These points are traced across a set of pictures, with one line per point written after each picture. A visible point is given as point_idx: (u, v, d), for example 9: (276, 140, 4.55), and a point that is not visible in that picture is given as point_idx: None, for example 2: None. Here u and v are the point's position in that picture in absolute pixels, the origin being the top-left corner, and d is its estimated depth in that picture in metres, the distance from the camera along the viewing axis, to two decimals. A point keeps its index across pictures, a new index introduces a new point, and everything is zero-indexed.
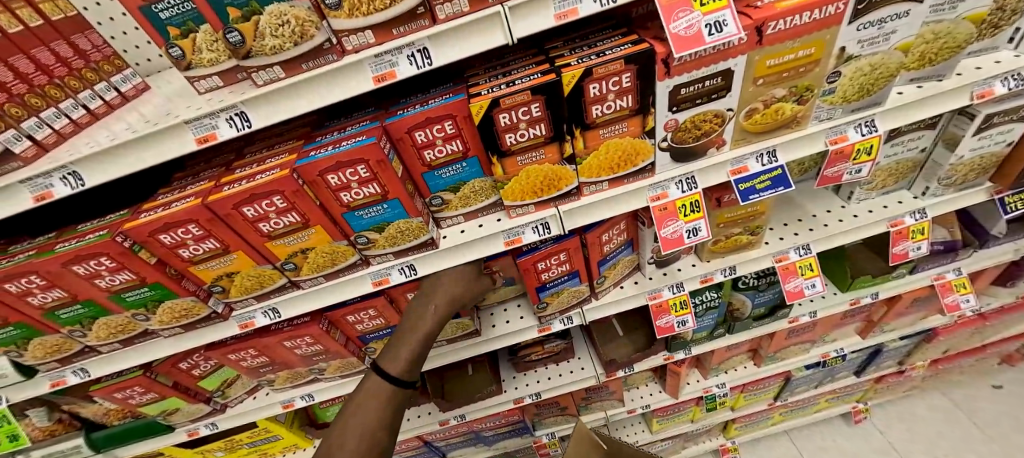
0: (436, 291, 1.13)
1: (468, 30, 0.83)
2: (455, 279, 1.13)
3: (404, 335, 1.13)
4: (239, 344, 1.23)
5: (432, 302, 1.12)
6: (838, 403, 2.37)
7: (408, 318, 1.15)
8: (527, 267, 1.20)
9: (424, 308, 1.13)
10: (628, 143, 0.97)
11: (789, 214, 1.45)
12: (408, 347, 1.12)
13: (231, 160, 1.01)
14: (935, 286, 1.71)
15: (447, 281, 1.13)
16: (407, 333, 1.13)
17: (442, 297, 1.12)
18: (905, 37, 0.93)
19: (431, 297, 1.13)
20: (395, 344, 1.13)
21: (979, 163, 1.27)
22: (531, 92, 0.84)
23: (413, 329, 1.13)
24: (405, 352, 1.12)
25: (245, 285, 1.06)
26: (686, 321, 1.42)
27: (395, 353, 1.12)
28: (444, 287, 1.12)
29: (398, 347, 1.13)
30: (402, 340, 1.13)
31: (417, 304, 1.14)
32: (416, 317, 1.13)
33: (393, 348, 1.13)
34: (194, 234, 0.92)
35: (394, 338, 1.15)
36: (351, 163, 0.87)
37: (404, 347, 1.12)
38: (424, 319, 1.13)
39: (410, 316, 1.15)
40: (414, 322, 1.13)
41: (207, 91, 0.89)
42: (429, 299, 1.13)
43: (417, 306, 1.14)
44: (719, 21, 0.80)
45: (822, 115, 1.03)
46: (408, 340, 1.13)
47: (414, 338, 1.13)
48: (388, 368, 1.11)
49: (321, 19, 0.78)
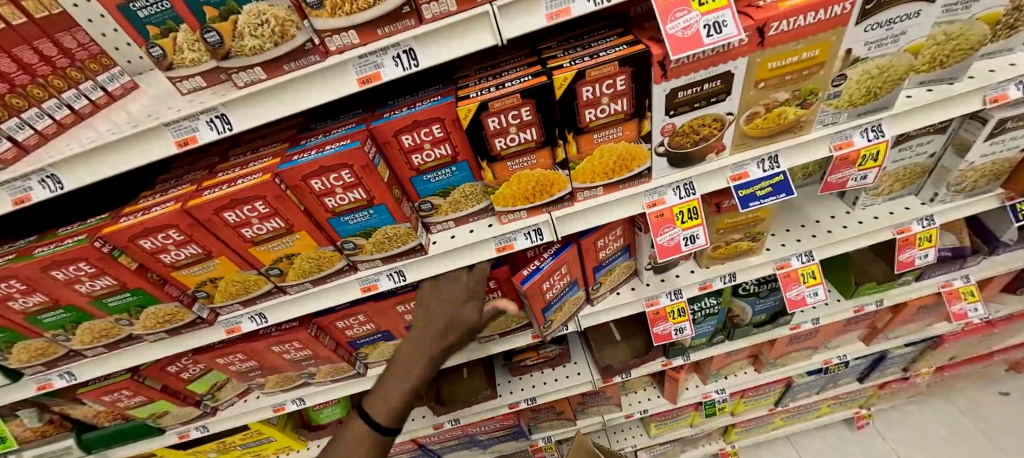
0: (434, 332, 1.03)
1: (455, 30, 0.79)
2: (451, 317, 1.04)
3: (394, 378, 1.04)
4: (227, 348, 1.21)
5: (428, 344, 1.03)
6: (841, 409, 2.32)
7: (398, 362, 1.05)
8: (532, 292, 1.11)
9: (420, 349, 1.03)
10: (623, 148, 0.94)
11: (791, 219, 1.41)
12: (401, 391, 1.04)
13: (214, 163, 0.98)
14: (942, 293, 1.67)
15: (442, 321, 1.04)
16: (396, 376, 1.04)
17: (440, 340, 1.03)
18: (915, 39, 0.88)
19: (427, 340, 1.03)
20: (382, 388, 1.05)
21: (990, 168, 1.23)
22: (521, 95, 0.81)
23: (404, 372, 1.04)
24: (395, 396, 1.04)
25: (230, 290, 1.03)
26: (684, 329, 1.39)
27: (385, 396, 1.04)
28: (443, 330, 1.03)
29: (388, 389, 1.04)
30: (392, 381, 1.05)
31: (410, 346, 1.03)
32: (408, 358, 1.03)
33: (381, 390, 1.05)
34: (174, 239, 0.90)
35: (383, 379, 1.06)
36: (335, 168, 0.85)
37: (395, 390, 1.04)
38: (417, 362, 1.03)
39: (401, 356, 1.05)
40: (406, 367, 1.04)
41: (190, 92, 0.86)
42: (425, 340, 1.03)
43: (408, 348, 1.04)
44: (718, 22, 0.76)
45: (826, 119, 0.99)
46: (398, 382, 1.04)
47: (405, 381, 1.04)
48: (379, 412, 1.04)
49: (302, 18, 0.75)
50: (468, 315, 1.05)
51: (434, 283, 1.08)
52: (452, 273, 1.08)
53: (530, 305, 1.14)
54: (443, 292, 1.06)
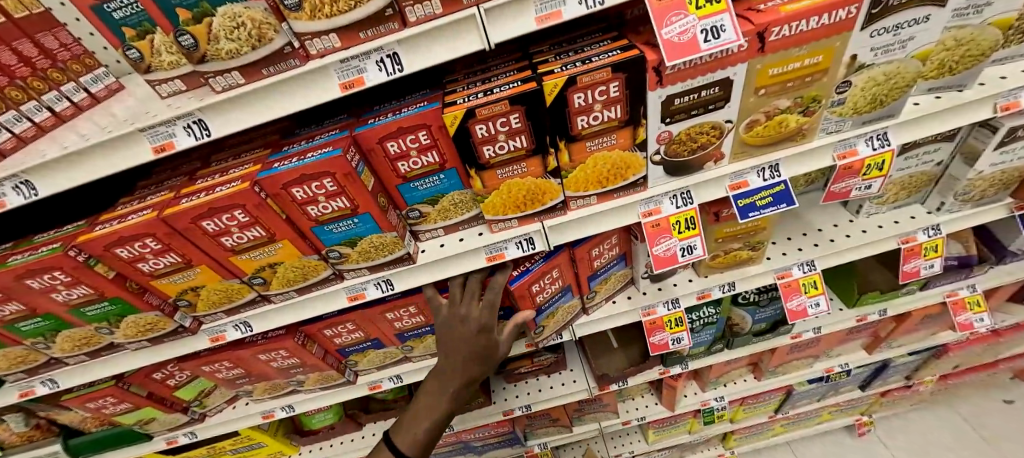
0: (451, 370, 1.06)
1: (441, 34, 0.76)
2: (466, 356, 1.05)
3: (419, 412, 1.11)
4: (212, 355, 1.18)
5: (448, 383, 1.07)
6: (841, 416, 2.28)
7: (423, 396, 1.11)
8: (520, 292, 1.09)
9: (442, 384, 1.08)
10: (617, 156, 0.90)
11: (793, 227, 1.38)
12: (423, 425, 1.10)
13: (196, 169, 0.95)
14: (948, 303, 1.63)
15: (457, 359, 1.05)
16: (421, 410, 1.11)
17: (457, 378, 1.06)
18: (923, 45, 0.84)
19: (446, 378, 1.07)
20: (409, 419, 1.12)
21: (1000, 177, 1.19)
22: (509, 102, 0.78)
23: (428, 407, 1.10)
24: (419, 428, 1.10)
25: (212, 299, 1.01)
26: (681, 339, 1.35)
27: (410, 428, 1.11)
28: (459, 369, 1.06)
29: (413, 420, 1.11)
30: (417, 416, 1.11)
31: (434, 383, 1.09)
32: (432, 394, 1.09)
33: (408, 421, 1.12)
34: (152, 247, 0.87)
35: (410, 410, 1.13)
36: (317, 176, 0.81)
37: (420, 423, 1.10)
38: (440, 400, 1.09)
39: (425, 392, 1.10)
40: (429, 403, 1.09)
41: (169, 96, 0.83)
42: (445, 379, 1.07)
43: (432, 383, 1.09)
44: (716, 26, 0.72)
45: (829, 127, 0.95)
46: (422, 418, 1.10)
47: (428, 416, 1.10)
48: (403, 444, 1.11)
49: (280, 21, 0.72)
50: (485, 353, 1.07)
51: (448, 314, 1.06)
52: (468, 306, 1.06)
53: (519, 305, 1.12)
54: (456, 326, 1.05)
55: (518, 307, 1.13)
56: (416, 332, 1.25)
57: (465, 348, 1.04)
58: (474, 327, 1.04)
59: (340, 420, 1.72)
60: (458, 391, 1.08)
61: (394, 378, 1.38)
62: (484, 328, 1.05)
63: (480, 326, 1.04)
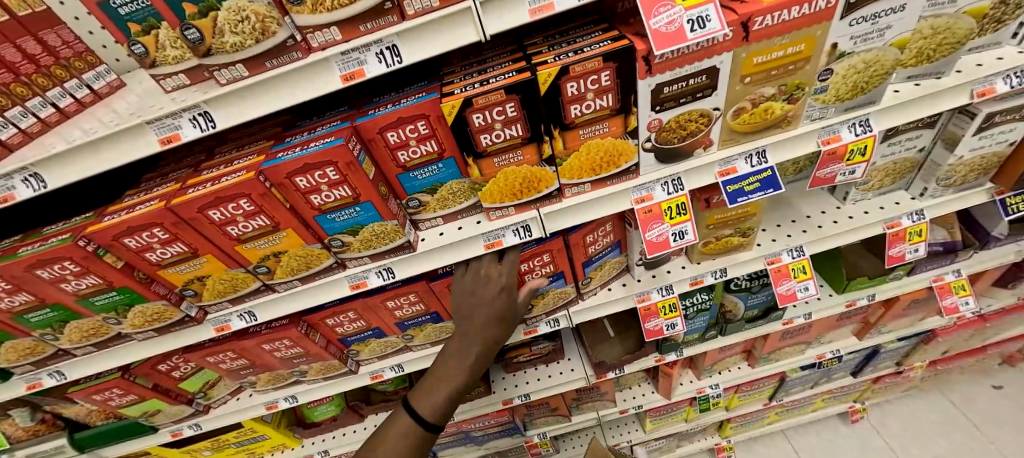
0: (475, 329, 1.10)
1: (439, 26, 0.79)
2: (485, 319, 1.10)
3: (439, 377, 1.14)
4: (216, 346, 1.21)
5: (468, 347, 1.11)
6: (835, 403, 2.33)
7: (444, 361, 1.15)
8: None
9: (467, 343, 1.12)
10: (609, 143, 0.93)
11: (782, 215, 1.42)
12: (449, 385, 1.13)
13: (200, 161, 0.98)
14: (933, 287, 1.69)
15: (477, 323, 1.10)
16: (445, 371, 1.14)
17: (483, 335, 1.11)
18: (902, 33, 0.88)
19: (472, 336, 1.11)
20: (426, 385, 1.15)
21: (979, 162, 1.23)
22: (504, 91, 0.81)
23: (446, 373, 1.13)
24: (445, 388, 1.13)
25: (217, 288, 1.03)
26: (675, 324, 1.39)
27: (429, 395, 1.14)
28: (485, 325, 1.10)
29: (430, 386, 1.14)
30: (441, 377, 1.14)
31: (459, 343, 1.13)
32: (453, 358, 1.13)
33: (433, 380, 1.14)
34: (160, 237, 0.89)
35: (435, 370, 1.15)
36: (320, 166, 0.84)
37: (437, 389, 1.14)
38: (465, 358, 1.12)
39: (450, 353, 1.14)
40: (452, 366, 1.13)
41: (175, 90, 0.85)
42: (472, 336, 1.11)
43: (457, 343, 1.13)
44: (701, 16, 0.75)
45: (813, 114, 0.99)
46: (446, 378, 1.13)
47: (453, 376, 1.13)
48: (429, 405, 1.14)
49: (283, 15, 0.74)
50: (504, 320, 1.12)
51: (473, 274, 1.10)
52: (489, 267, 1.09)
53: None
54: (477, 290, 1.09)
55: None
56: (417, 321, 1.29)
57: (485, 312, 1.09)
58: (495, 289, 1.09)
59: (343, 411, 1.76)
60: (476, 358, 1.13)
61: (395, 367, 1.41)
62: (506, 288, 1.10)
63: (500, 287, 1.09)
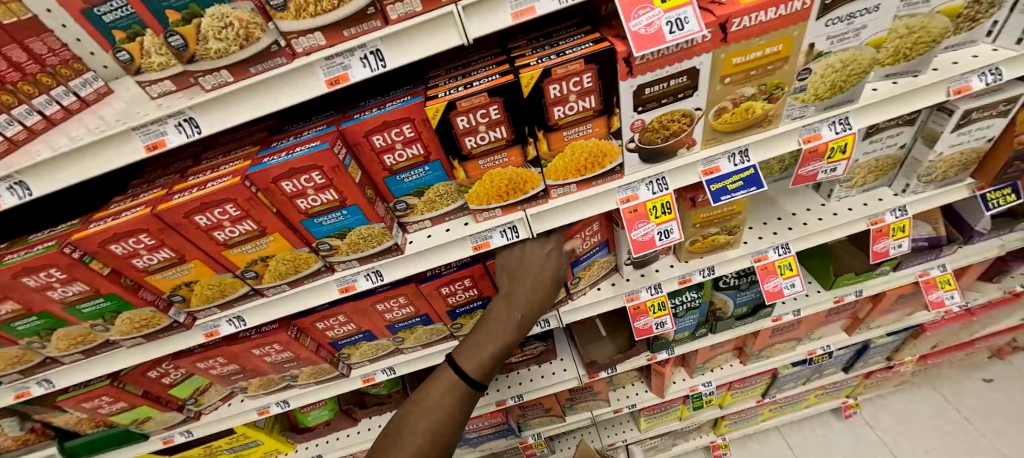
0: (520, 290, 1.09)
1: (421, 30, 0.79)
2: (535, 280, 1.09)
3: (486, 336, 1.09)
4: (205, 352, 1.21)
5: (516, 307, 1.08)
6: (828, 399, 2.35)
7: (491, 320, 1.10)
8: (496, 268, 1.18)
9: (510, 305, 1.09)
10: (594, 144, 0.94)
11: (768, 213, 1.44)
12: (490, 348, 1.09)
13: (186, 167, 0.98)
14: (919, 282, 1.71)
15: (527, 283, 1.08)
16: (486, 332, 1.10)
17: (527, 296, 1.08)
18: (877, 32, 0.89)
19: (516, 295, 1.09)
20: (472, 344, 1.10)
21: (959, 159, 1.25)
22: (488, 94, 0.82)
23: (491, 333, 1.09)
24: (485, 350, 1.09)
25: (205, 294, 1.03)
26: (664, 323, 1.41)
27: (475, 354, 1.09)
28: (532, 287, 1.09)
29: (476, 345, 1.10)
30: (482, 339, 1.10)
31: (501, 304, 1.10)
32: (501, 318, 1.09)
33: (472, 343, 1.10)
34: (146, 243, 0.89)
35: (474, 334, 1.11)
36: (305, 170, 0.85)
37: (484, 347, 1.09)
38: (508, 320, 1.09)
39: (490, 316, 1.10)
40: (495, 327, 1.09)
41: (161, 96, 0.85)
42: (516, 296, 1.09)
43: (500, 305, 1.10)
44: (680, 18, 0.77)
45: (794, 113, 1.00)
46: (487, 340, 1.09)
47: (495, 338, 1.09)
48: (467, 366, 1.09)
49: (266, 21, 0.75)
50: (553, 283, 1.11)
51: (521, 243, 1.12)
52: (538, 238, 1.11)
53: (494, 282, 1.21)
54: (528, 253, 1.10)
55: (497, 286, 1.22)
56: (407, 323, 1.29)
57: (536, 272, 1.09)
58: (547, 251, 1.11)
59: (336, 415, 1.76)
60: (523, 320, 1.09)
61: (387, 370, 1.42)
62: (555, 252, 1.12)
63: (550, 250, 1.11)
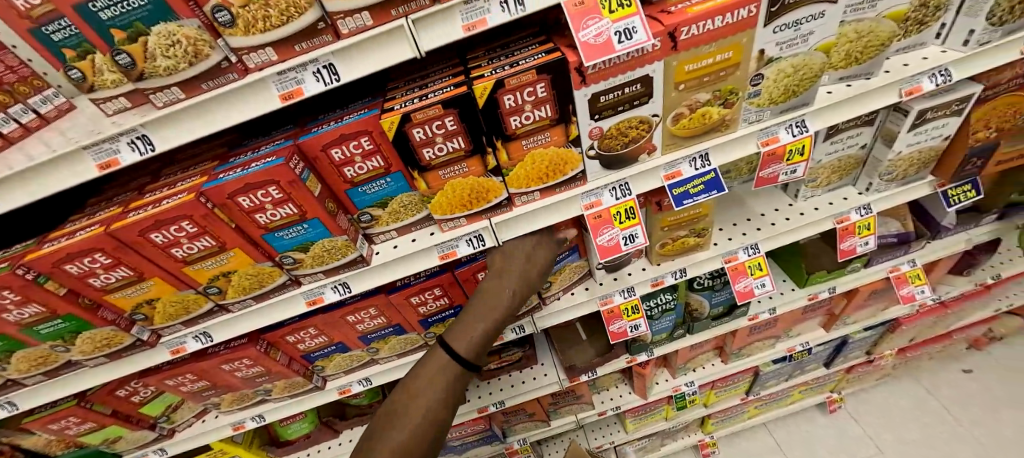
0: (510, 270, 1.09)
1: (373, 44, 0.80)
2: (524, 261, 1.10)
3: (476, 315, 1.08)
4: (173, 369, 1.19)
5: (506, 285, 1.09)
6: (812, 394, 2.38)
7: (481, 299, 1.09)
8: (466, 277, 1.18)
9: (502, 283, 1.09)
10: (553, 153, 0.95)
11: (737, 214, 1.45)
12: (482, 326, 1.08)
13: (144, 184, 0.97)
14: (891, 278, 1.74)
15: (516, 265, 1.09)
16: (478, 312, 1.09)
17: (517, 275, 1.09)
18: (825, 38, 0.91)
19: (507, 275, 1.09)
20: (463, 325, 1.09)
21: (918, 157, 1.28)
22: (442, 106, 0.83)
23: (483, 311, 1.08)
24: (477, 328, 1.08)
25: (168, 311, 1.02)
26: (639, 325, 1.42)
27: (468, 334, 1.08)
28: (521, 268, 1.10)
29: (467, 324, 1.08)
30: (473, 318, 1.08)
31: (491, 284, 1.10)
32: (491, 297, 1.09)
33: (464, 323, 1.09)
34: (102, 262, 0.88)
35: (465, 315, 1.10)
36: (262, 185, 0.85)
37: (475, 327, 1.08)
38: (500, 297, 1.08)
39: (482, 295, 1.10)
40: (488, 306, 1.08)
41: (116, 113, 0.84)
42: (507, 276, 1.09)
43: (491, 284, 1.10)
44: (628, 28, 0.78)
45: (750, 117, 1.02)
46: (480, 318, 1.08)
47: (488, 316, 1.08)
48: (459, 345, 1.08)
49: (215, 38, 0.75)
50: (542, 264, 1.12)
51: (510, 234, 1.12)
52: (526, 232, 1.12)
53: (465, 290, 1.21)
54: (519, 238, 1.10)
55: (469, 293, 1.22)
56: (380, 334, 1.29)
57: (524, 253, 1.10)
58: (535, 236, 1.12)
59: (316, 428, 1.74)
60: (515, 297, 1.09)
61: (363, 381, 1.41)
62: (543, 239, 1.13)
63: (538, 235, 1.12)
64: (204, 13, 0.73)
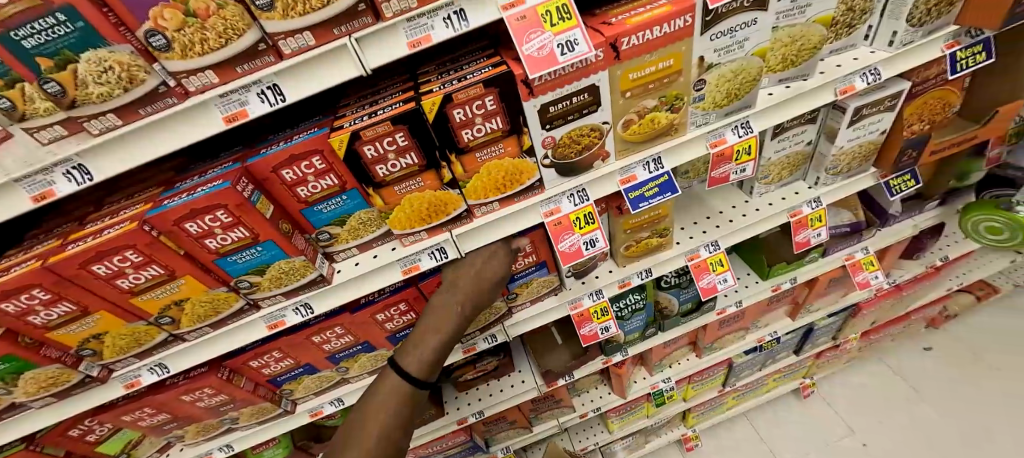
0: (460, 285, 1.09)
1: (319, 63, 0.80)
2: (477, 274, 1.09)
3: (425, 331, 1.10)
4: (130, 404, 1.14)
5: (455, 300, 1.09)
6: (787, 381, 2.44)
7: (430, 315, 1.11)
8: (429, 290, 1.18)
9: (450, 298, 1.10)
10: (508, 164, 0.96)
11: (697, 212, 1.49)
12: (431, 343, 1.09)
13: (86, 214, 0.94)
14: (847, 265, 1.81)
15: (469, 279, 1.09)
16: (427, 329, 1.10)
17: (467, 290, 1.09)
18: (759, 43, 0.96)
19: (457, 291, 1.09)
20: (413, 342, 1.10)
21: (859, 151, 1.34)
22: (391, 122, 0.83)
23: (432, 327, 1.09)
24: (427, 345, 1.09)
25: (118, 345, 0.99)
26: (609, 327, 1.44)
27: (417, 351, 1.09)
28: (472, 283, 1.09)
29: (417, 341, 1.09)
30: (422, 336, 1.10)
31: (442, 300, 1.10)
32: (441, 313, 1.10)
33: (415, 341, 1.10)
34: (41, 298, 0.84)
35: (415, 332, 1.11)
36: (209, 209, 0.83)
37: (426, 343, 1.09)
38: (450, 313, 1.09)
39: (431, 312, 1.11)
40: (437, 323, 1.09)
41: (52, 142, 0.77)
42: (456, 292, 1.10)
43: (440, 300, 1.11)
44: (570, 41, 0.80)
45: (698, 120, 1.06)
46: (429, 336, 1.10)
47: (436, 333, 1.09)
48: (410, 363, 1.09)
49: (151, 62, 0.73)
50: (496, 276, 1.11)
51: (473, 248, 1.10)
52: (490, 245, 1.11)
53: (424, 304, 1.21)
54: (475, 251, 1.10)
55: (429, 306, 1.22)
56: (349, 352, 1.26)
57: (476, 265, 1.09)
58: (491, 248, 1.11)
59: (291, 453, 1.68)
60: (464, 312, 1.10)
61: (335, 402, 1.38)
62: (501, 250, 1.12)
63: (497, 247, 1.11)
64: (137, 38, 0.71)
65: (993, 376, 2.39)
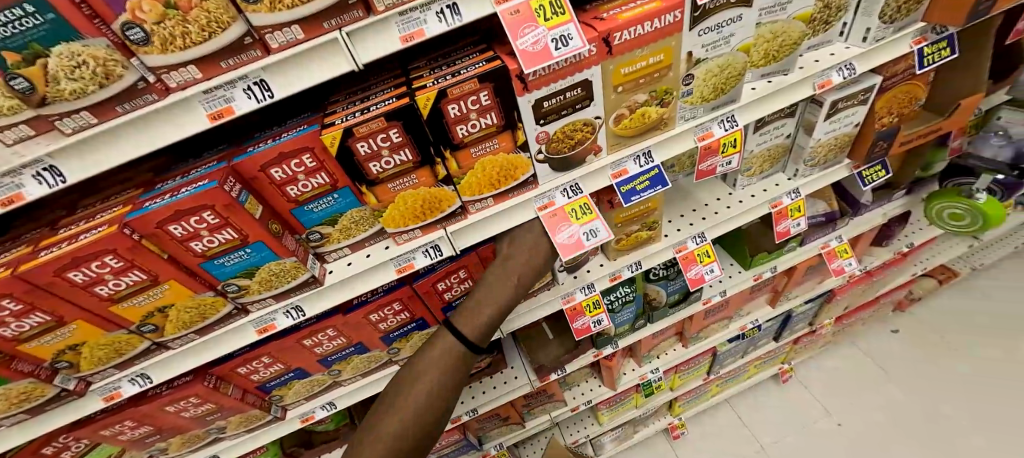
0: (518, 259, 1.10)
1: (309, 58, 0.77)
2: (532, 250, 1.09)
3: (482, 300, 1.10)
4: (109, 418, 1.08)
5: (512, 273, 1.10)
6: (767, 367, 2.51)
7: (485, 286, 1.11)
8: (426, 289, 1.16)
9: (507, 271, 1.11)
10: (503, 159, 0.95)
11: (684, 205, 1.52)
12: (488, 311, 1.10)
13: (59, 218, 0.89)
14: (823, 254, 1.87)
15: (524, 255, 1.10)
16: (484, 297, 1.10)
17: (520, 269, 1.10)
18: (744, 39, 0.98)
19: (510, 268, 1.10)
20: (469, 309, 1.11)
21: (835, 142, 1.38)
22: (385, 118, 0.81)
23: (489, 297, 1.10)
24: (483, 313, 1.10)
25: (97, 356, 0.94)
26: (601, 320, 1.45)
27: (473, 317, 1.10)
28: (527, 260, 1.10)
29: (460, 323, 1.10)
30: (479, 303, 1.10)
31: (496, 276, 1.11)
32: (498, 284, 1.10)
33: (470, 309, 1.11)
34: (12, 309, 0.80)
35: (470, 300, 1.12)
36: (194, 210, 0.79)
37: (482, 312, 1.10)
38: (506, 286, 1.10)
39: (486, 283, 1.11)
40: (492, 295, 1.10)
41: (17, 142, 0.73)
42: (510, 266, 1.10)
43: (496, 273, 1.11)
44: (563, 35, 0.80)
45: (686, 114, 1.07)
46: (486, 303, 1.10)
47: (494, 302, 1.10)
48: (466, 327, 1.10)
49: (128, 57, 0.69)
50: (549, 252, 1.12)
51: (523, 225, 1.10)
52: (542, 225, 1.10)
53: (425, 302, 1.19)
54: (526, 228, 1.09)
55: (426, 305, 1.20)
56: (341, 354, 1.24)
57: (530, 242, 1.09)
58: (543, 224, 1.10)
59: None
60: (521, 285, 1.11)
61: (326, 406, 1.35)
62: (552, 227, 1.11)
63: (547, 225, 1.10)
64: (113, 31, 0.67)
65: (953, 355, 2.52)
